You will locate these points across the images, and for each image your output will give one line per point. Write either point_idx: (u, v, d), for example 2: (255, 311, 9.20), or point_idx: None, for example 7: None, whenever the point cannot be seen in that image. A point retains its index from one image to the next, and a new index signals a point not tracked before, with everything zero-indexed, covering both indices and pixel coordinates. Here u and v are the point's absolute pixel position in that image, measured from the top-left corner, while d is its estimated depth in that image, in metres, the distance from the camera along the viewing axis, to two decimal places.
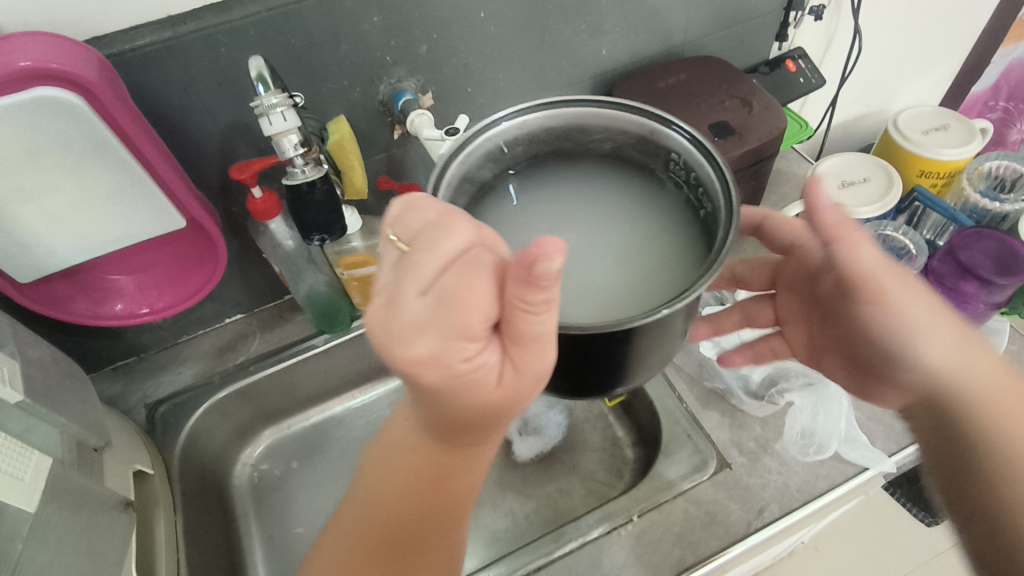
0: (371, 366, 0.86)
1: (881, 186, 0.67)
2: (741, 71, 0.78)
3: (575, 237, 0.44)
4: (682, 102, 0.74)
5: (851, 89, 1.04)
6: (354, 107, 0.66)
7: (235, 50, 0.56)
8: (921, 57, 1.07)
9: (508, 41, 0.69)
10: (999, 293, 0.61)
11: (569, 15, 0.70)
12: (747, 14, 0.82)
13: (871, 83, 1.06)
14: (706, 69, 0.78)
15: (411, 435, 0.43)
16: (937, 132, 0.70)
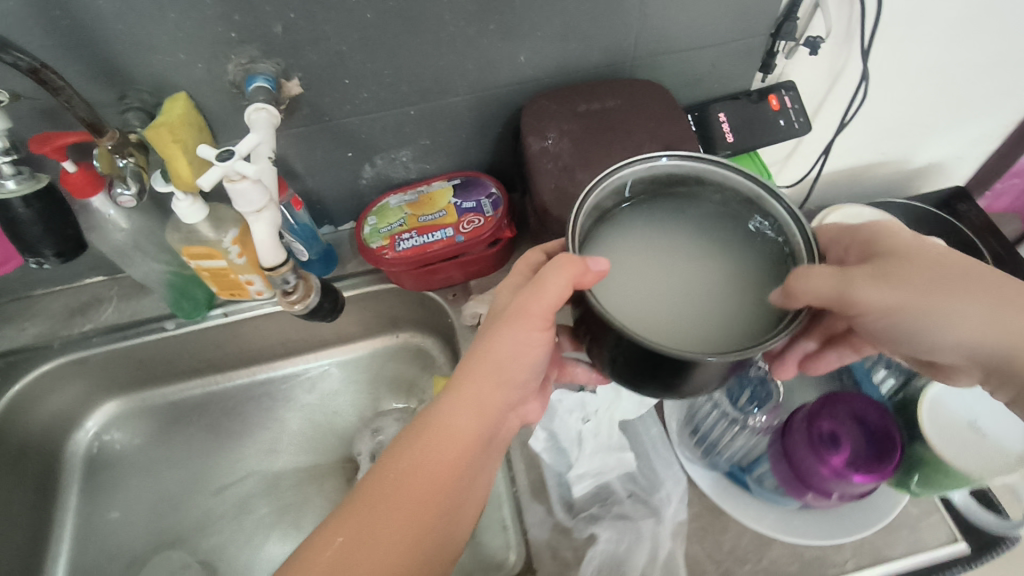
0: (235, 355, 0.80)
1: None
2: (681, 107, 0.65)
3: (643, 268, 0.44)
4: (596, 138, 0.62)
5: (858, 133, 0.88)
6: (197, 85, 0.57)
7: (27, 5, 0.48)
8: (962, 109, 0.88)
9: (393, 33, 0.57)
10: (862, 484, 0.46)
11: (473, 12, 0.57)
12: (719, 37, 0.67)
13: (888, 131, 0.90)
14: (640, 97, 0.64)
15: (442, 413, 0.43)
16: None
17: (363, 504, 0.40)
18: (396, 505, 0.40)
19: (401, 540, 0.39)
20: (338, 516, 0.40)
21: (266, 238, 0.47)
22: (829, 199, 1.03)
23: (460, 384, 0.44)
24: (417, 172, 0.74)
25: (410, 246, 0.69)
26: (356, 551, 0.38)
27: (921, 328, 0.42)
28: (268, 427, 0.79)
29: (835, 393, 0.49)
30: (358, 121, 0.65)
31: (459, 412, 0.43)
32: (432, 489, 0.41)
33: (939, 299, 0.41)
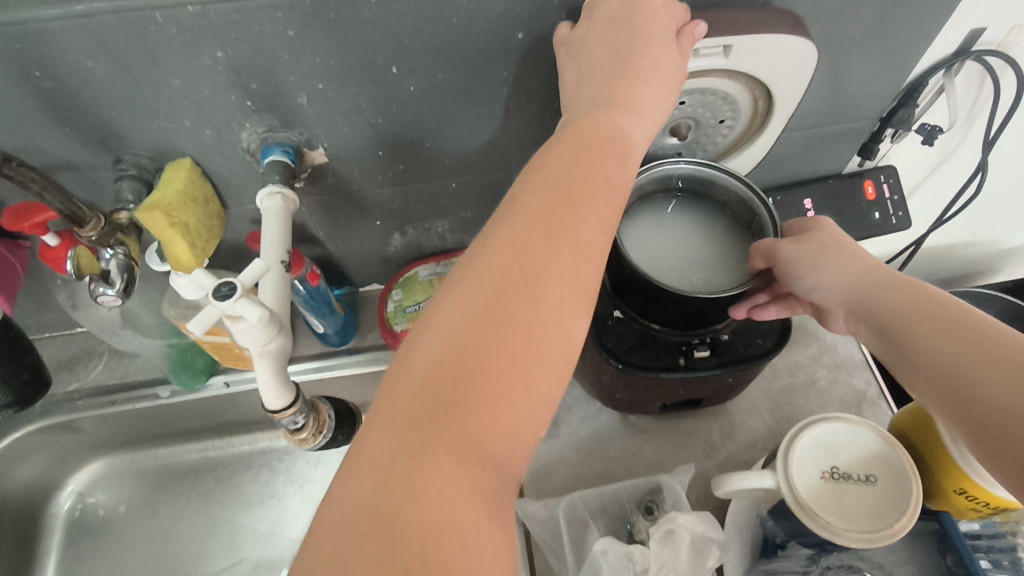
0: (238, 419, 0.72)
1: (880, 501, 0.40)
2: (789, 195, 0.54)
3: (663, 234, 0.52)
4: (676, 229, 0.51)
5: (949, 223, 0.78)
6: (207, 152, 0.48)
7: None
8: None
9: (439, 106, 0.48)
10: None
11: (538, 88, 0.48)
12: (810, 120, 0.58)
13: (986, 215, 0.79)
14: None
15: (544, 186, 0.35)
16: None
17: (477, 316, 0.31)
18: (520, 309, 0.31)
19: (536, 343, 0.31)
20: (439, 329, 0.31)
21: (269, 379, 0.39)
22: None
23: (563, 163, 0.36)
24: (452, 242, 0.65)
25: None
26: (483, 364, 0.30)
27: (810, 273, 0.45)
28: (268, 504, 0.70)
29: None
30: (390, 191, 0.56)
31: (572, 194, 0.35)
32: (545, 300, 0.32)
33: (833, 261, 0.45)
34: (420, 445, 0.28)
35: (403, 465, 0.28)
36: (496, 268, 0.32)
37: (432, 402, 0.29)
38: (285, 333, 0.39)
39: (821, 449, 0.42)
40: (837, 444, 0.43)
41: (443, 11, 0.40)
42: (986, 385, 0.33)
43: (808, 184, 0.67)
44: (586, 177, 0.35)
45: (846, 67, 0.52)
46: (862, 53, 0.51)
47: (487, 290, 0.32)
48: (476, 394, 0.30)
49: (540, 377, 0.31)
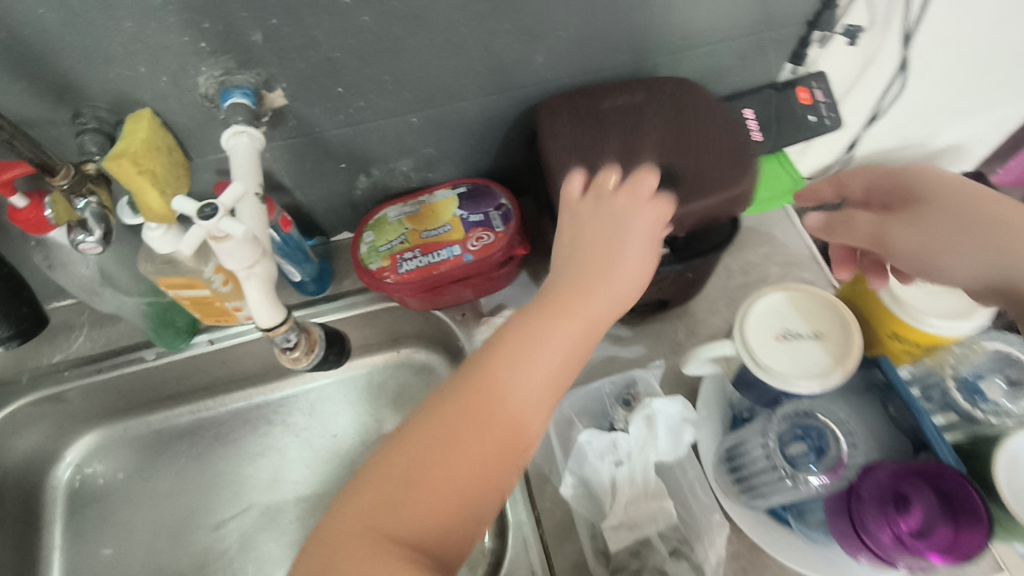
0: (227, 378, 0.74)
1: (831, 354, 0.45)
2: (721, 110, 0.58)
3: None
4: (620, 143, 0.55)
5: (883, 128, 0.85)
6: (168, 101, 0.49)
7: None
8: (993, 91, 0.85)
9: (391, 37, 0.50)
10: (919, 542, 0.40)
11: (486, 10, 0.50)
12: (742, 29, 0.62)
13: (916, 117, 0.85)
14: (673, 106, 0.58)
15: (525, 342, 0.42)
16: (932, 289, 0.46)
17: (451, 413, 0.40)
18: (468, 434, 0.39)
19: (468, 484, 0.38)
20: (431, 422, 0.40)
21: (261, 299, 0.42)
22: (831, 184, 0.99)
23: (537, 309, 0.43)
24: (417, 181, 0.68)
25: (413, 267, 0.63)
26: (461, 418, 0.40)
27: (948, 265, 0.42)
28: (267, 455, 0.73)
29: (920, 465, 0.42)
30: (352, 131, 0.58)
31: (535, 345, 0.42)
32: (480, 477, 0.39)
33: (961, 235, 0.42)
34: (386, 509, 0.37)
35: (367, 533, 0.36)
36: (475, 389, 0.41)
37: (411, 463, 0.38)
38: (269, 260, 0.42)
39: (772, 314, 0.47)
40: (788, 309, 0.47)
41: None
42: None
43: (746, 95, 0.71)
44: (534, 347, 0.42)
45: None
46: None
47: (467, 399, 0.40)
48: (432, 479, 0.38)
49: (480, 497, 0.39)
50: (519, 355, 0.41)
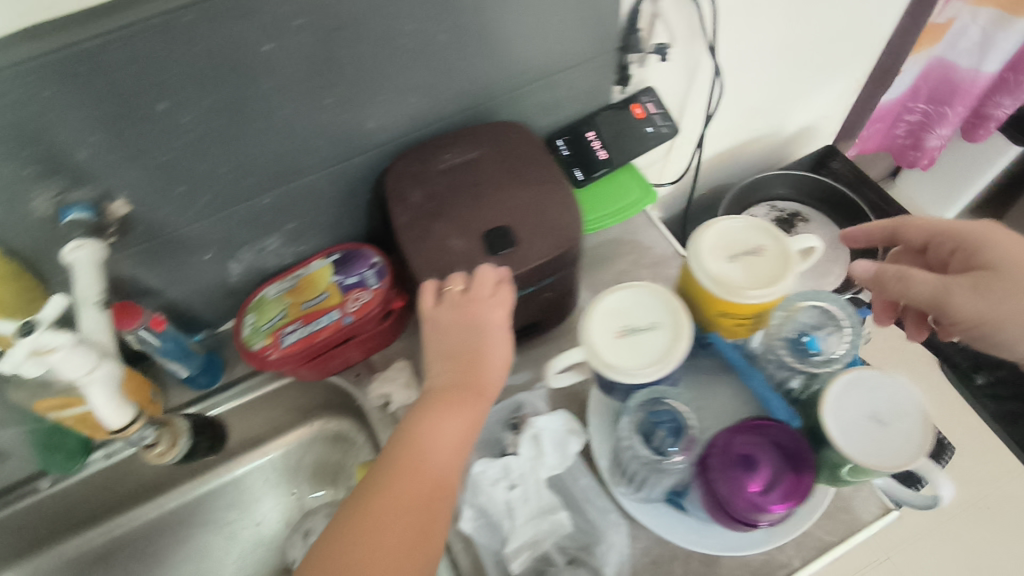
0: (136, 489, 0.73)
1: (666, 341, 0.49)
2: (544, 146, 0.63)
3: None
4: (460, 203, 0.58)
5: (731, 121, 0.95)
6: (6, 230, 0.50)
7: None
8: (816, 72, 0.97)
9: (219, 131, 0.53)
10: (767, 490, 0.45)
11: (307, 90, 0.54)
12: (560, 63, 0.68)
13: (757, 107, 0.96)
14: (502, 155, 0.61)
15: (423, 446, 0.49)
16: (745, 259, 0.49)
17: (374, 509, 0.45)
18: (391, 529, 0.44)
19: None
20: (359, 518, 0.45)
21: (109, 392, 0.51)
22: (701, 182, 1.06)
23: (432, 407, 0.50)
24: (291, 256, 0.70)
25: (297, 337, 0.65)
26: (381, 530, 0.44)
27: (1002, 330, 0.57)
28: (198, 559, 0.73)
29: (758, 418, 0.47)
30: (208, 222, 0.61)
31: (438, 429, 0.49)
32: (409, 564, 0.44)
33: (1018, 308, 0.56)
34: None
35: None
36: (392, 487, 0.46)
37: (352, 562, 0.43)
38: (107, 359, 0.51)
39: (610, 313, 0.51)
40: (625, 306, 0.51)
41: (185, 42, 0.45)
42: None
43: (587, 119, 0.76)
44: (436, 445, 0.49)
45: (569, 13, 0.62)
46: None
47: (390, 498, 0.46)
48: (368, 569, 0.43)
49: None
50: (423, 453, 0.48)
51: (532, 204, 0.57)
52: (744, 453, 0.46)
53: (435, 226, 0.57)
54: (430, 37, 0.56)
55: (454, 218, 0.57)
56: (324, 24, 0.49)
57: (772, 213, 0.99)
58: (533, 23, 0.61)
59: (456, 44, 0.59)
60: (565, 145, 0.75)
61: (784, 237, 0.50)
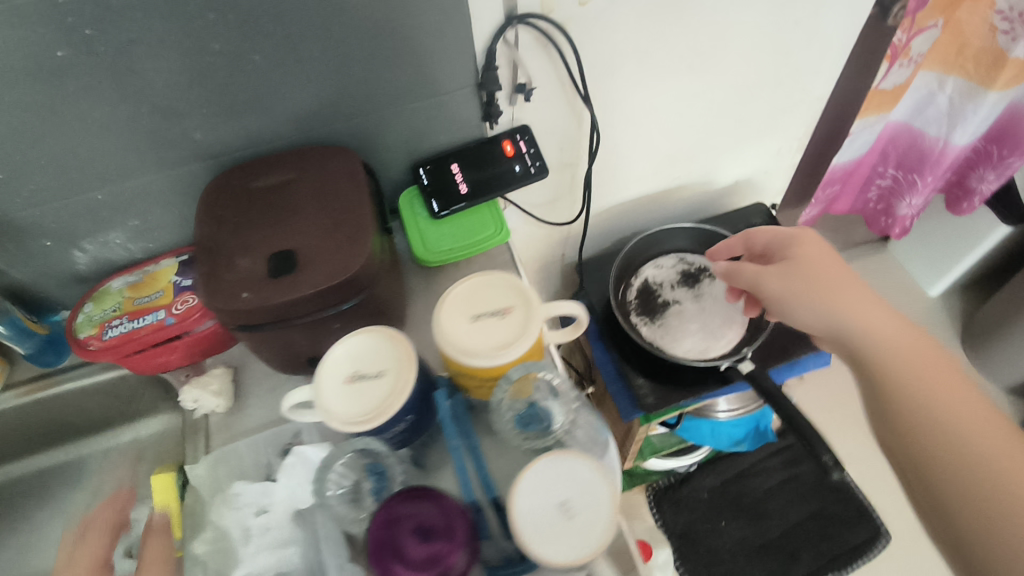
0: None
1: (387, 389, 0.49)
2: (364, 172, 0.64)
3: None
4: (262, 226, 0.59)
5: (637, 166, 0.93)
6: None
7: None
8: (738, 126, 0.94)
9: (25, 127, 0.56)
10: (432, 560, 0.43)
11: (114, 95, 0.57)
12: (410, 94, 0.69)
13: (667, 155, 0.94)
14: (317, 178, 0.63)
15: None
16: (487, 321, 0.50)
17: None
18: None
19: None
20: None
21: None
22: (616, 224, 1.04)
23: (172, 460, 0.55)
24: (139, 252, 0.73)
25: (117, 333, 0.67)
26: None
27: (792, 309, 0.65)
28: (28, 531, 0.77)
29: (425, 488, 0.46)
30: (38, 212, 0.64)
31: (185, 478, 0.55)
32: None
33: (795, 288, 0.65)
34: None
35: None
36: None
37: None
38: None
39: (346, 358, 0.50)
40: (365, 352, 0.51)
41: None
42: (896, 374, 0.56)
43: (454, 151, 0.76)
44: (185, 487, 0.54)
45: (405, 45, 0.63)
46: (404, 32, 0.62)
47: None
48: None
49: None
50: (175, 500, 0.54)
51: (325, 240, 0.58)
52: (412, 523, 0.44)
53: (227, 248, 0.58)
54: (245, 58, 0.59)
55: (249, 242, 0.58)
56: (115, 36, 0.53)
57: (678, 265, 0.96)
58: (365, 54, 0.63)
59: (278, 66, 0.61)
60: (427, 174, 0.75)
61: (537, 308, 0.50)
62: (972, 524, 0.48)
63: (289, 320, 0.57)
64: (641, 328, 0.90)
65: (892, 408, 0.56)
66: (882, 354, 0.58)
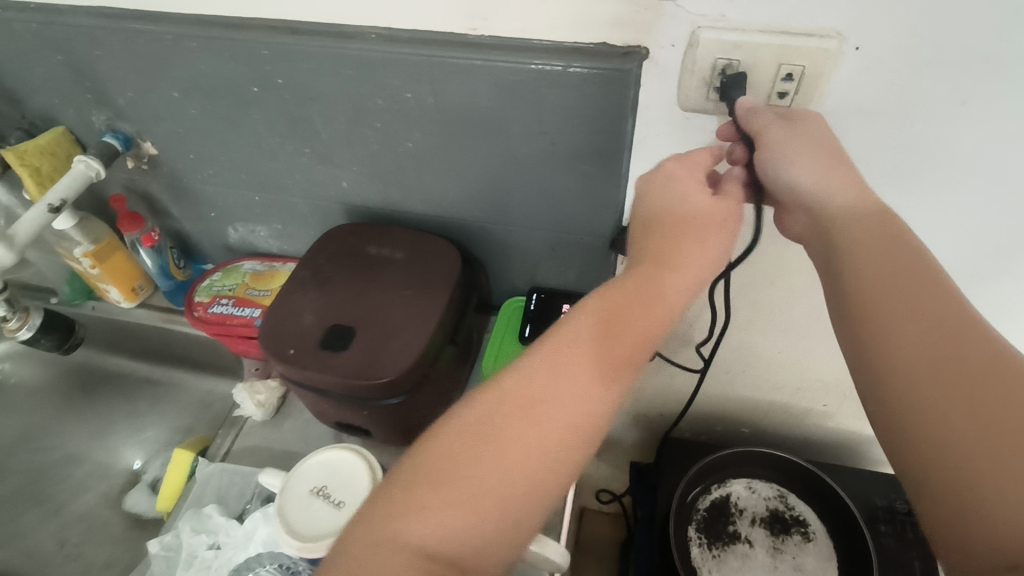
0: (110, 342, 0.93)
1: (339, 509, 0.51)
2: (459, 278, 0.63)
3: None
4: (346, 293, 0.62)
5: (779, 374, 0.79)
6: (77, 127, 0.70)
7: None
8: None
9: (217, 130, 0.65)
10: None
11: (287, 131, 0.63)
12: (545, 223, 0.66)
13: (823, 381, 0.78)
14: (415, 267, 0.64)
15: (570, 352, 0.40)
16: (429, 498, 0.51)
17: (543, 449, 0.37)
18: (489, 445, 0.37)
19: (483, 483, 0.36)
20: (436, 443, 0.37)
21: None
22: (729, 416, 0.91)
23: (589, 328, 0.41)
24: (275, 248, 0.81)
25: (218, 311, 0.76)
26: (513, 442, 0.37)
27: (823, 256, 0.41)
28: (99, 418, 0.91)
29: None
30: (210, 190, 0.74)
31: (593, 338, 0.40)
32: (498, 441, 0.37)
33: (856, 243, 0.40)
34: (435, 470, 0.36)
35: (437, 492, 0.35)
36: (492, 402, 0.39)
37: (447, 462, 0.36)
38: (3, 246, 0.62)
39: (322, 467, 0.53)
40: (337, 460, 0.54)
41: (189, 58, 0.58)
42: (949, 409, 0.34)
43: (571, 293, 0.73)
44: (580, 341, 0.40)
45: (554, 182, 0.60)
46: (553, 169, 0.59)
47: (491, 406, 0.38)
48: (453, 465, 0.36)
49: (508, 489, 0.36)
50: (555, 368, 0.39)
51: (379, 338, 0.59)
52: None
53: (307, 294, 0.62)
54: (399, 141, 0.60)
55: (322, 302, 0.61)
56: (298, 88, 0.58)
57: (773, 500, 0.81)
58: (508, 176, 0.61)
59: (425, 157, 0.61)
60: (537, 300, 0.73)
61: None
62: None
63: (324, 394, 0.59)
64: (692, 547, 0.78)
65: (924, 438, 0.34)
66: (917, 347, 0.36)
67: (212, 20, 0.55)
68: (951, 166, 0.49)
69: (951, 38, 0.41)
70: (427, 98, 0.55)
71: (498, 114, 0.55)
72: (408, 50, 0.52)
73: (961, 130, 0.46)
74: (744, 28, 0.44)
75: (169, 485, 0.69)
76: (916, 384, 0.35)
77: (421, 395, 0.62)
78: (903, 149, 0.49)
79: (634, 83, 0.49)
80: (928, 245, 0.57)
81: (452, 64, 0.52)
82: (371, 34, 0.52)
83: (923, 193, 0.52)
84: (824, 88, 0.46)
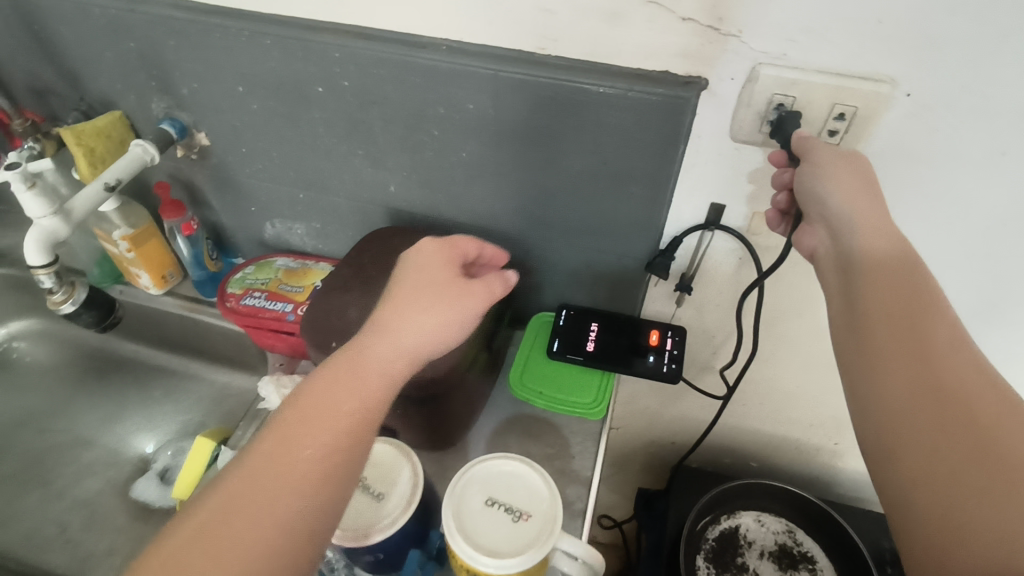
0: (130, 329, 0.94)
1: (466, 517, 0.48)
2: None
3: None
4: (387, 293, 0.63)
5: (795, 409, 0.81)
6: (134, 112, 0.71)
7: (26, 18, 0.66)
8: None
9: (275, 126, 0.67)
10: None
11: (344, 132, 0.65)
12: (584, 242, 0.68)
13: (837, 418, 0.80)
14: None
15: (338, 401, 0.44)
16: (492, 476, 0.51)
17: (309, 489, 0.40)
18: (259, 488, 0.39)
19: (251, 526, 0.38)
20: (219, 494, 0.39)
21: (33, 240, 0.63)
22: (739, 449, 0.92)
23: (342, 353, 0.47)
24: (310, 247, 0.82)
25: (250, 304, 0.77)
26: (280, 482, 0.40)
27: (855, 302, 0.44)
28: (110, 403, 0.90)
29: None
30: (255, 184, 0.76)
31: (355, 378, 0.45)
32: (269, 481, 0.39)
33: (885, 295, 0.43)
34: (212, 521, 0.38)
35: (210, 538, 0.37)
36: (262, 454, 0.41)
37: (222, 512, 0.38)
38: (59, 220, 0.64)
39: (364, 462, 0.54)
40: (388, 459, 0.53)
41: (260, 55, 0.60)
42: (950, 454, 0.38)
43: (600, 311, 0.75)
44: (346, 378, 0.45)
45: (599, 202, 0.62)
46: (600, 188, 0.61)
47: (261, 457, 0.41)
48: (232, 512, 0.38)
49: (278, 521, 0.38)
50: (319, 408, 0.43)
51: None
52: None
53: (349, 290, 0.63)
54: (453, 150, 0.63)
55: (364, 300, 0.63)
56: (363, 92, 0.60)
57: (781, 535, 0.82)
58: (555, 192, 0.63)
59: (476, 167, 0.64)
60: (566, 317, 0.74)
61: (548, 536, 0.46)
62: (941, 533, 0.37)
63: None
64: None
65: (922, 476, 0.38)
66: (916, 401, 0.40)
67: (289, 21, 0.58)
68: (985, 213, 0.52)
69: (997, 92, 0.44)
70: (488, 111, 0.58)
71: (555, 131, 0.57)
72: (477, 64, 0.54)
73: (998, 178, 0.49)
74: (803, 67, 0.47)
75: (188, 472, 0.69)
76: (932, 427, 0.39)
77: (453, 398, 0.63)
78: (940, 194, 0.52)
79: (691, 111, 0.52)
80: (955, 288, 0.59)
81: (518, 81, 0.54)
82: (443, 46, 0.55)
83: (954, 237, 0.55)
84: (872, 130, 0.49)
